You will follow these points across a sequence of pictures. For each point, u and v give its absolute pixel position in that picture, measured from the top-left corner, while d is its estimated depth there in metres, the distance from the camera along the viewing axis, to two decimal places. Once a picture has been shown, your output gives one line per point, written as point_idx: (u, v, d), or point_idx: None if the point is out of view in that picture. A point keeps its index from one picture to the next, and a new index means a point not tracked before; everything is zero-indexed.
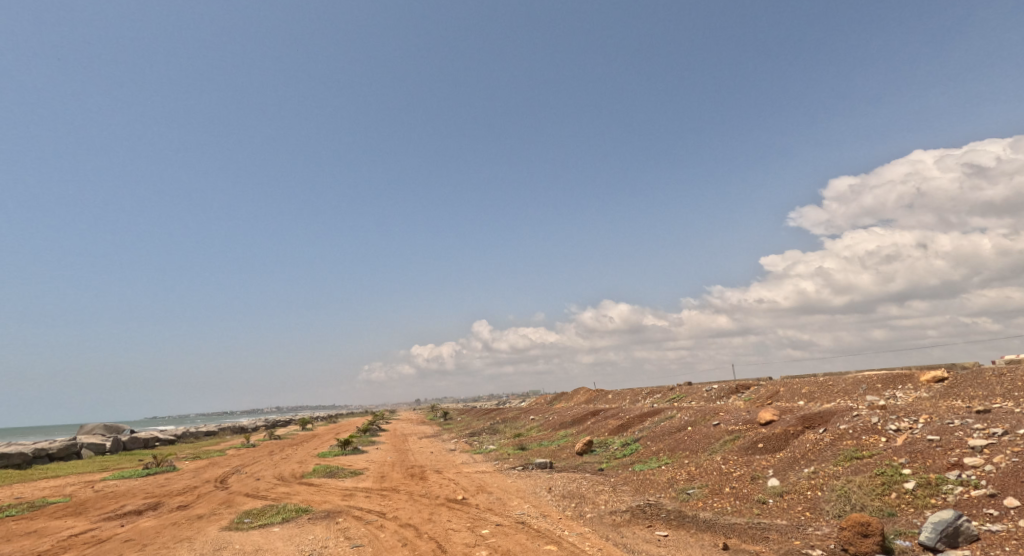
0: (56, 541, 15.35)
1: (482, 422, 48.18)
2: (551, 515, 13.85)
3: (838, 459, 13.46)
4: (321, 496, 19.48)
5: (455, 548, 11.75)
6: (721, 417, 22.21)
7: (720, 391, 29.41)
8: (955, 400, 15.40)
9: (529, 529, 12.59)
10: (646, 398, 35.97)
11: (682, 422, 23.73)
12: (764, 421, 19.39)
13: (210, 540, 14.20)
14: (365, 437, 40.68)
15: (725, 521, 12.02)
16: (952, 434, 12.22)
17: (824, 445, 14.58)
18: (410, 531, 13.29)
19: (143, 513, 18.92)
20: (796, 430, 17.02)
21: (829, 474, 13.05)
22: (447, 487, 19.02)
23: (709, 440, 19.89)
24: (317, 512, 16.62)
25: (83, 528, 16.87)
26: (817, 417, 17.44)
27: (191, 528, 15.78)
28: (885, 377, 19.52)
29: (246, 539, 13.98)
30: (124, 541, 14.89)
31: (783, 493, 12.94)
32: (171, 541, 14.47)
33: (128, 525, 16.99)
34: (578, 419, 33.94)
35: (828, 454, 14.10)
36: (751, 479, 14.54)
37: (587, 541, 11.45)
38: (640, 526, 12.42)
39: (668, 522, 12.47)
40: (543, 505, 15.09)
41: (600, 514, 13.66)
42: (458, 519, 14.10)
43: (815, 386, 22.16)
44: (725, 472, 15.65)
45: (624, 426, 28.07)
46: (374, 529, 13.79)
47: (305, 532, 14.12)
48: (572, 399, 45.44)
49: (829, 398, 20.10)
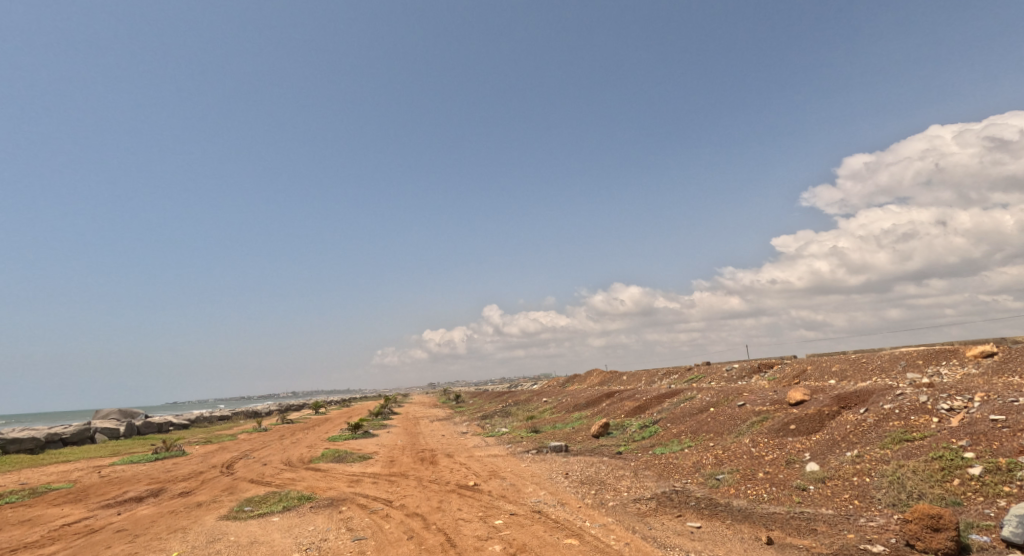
0: (46, 531, 14.46)
1: (493, 404, 47.39)
2: (570, 503, 12.79)
3: (886, 441, 12.23)
4: (327, 482, 18.63)
5: (465, 542, 10.69)
6: (746, 396, 21.05)
7: (742, 371, 28.18)
8: (1011, 377, 14.10)
9: (546, 520, 11.49)
10: (662, 378, 34.96)
11: (704, 402, 22.56)
12: (795, 401, 18.20)
13: (205, 531, 13.26)
14: (377, 420, 40.04)
15: (763, 510, 10.88)
16: (1020, 414, 10.93)
17: (867, 427, 13.33)
18: (417, 522, 12.26)
19: (143, 500, 18.14)
20: (832, 411, 15.83)
21: (876, 458, 11.83)
22: (458, 472, 18.11)
23: (735, 422, 18.77)
24: (321, 500, 15.67)
25: (78, 517, 16.06)
26: (853, 397, 16.24)
27: (188, 518, 14.87)
28: (926, 352, 18.22)
29: (242, 530, 13.01)
30: (115, 531, 13.97)
31: (826, 479, 11.76)
32: (164, 532, 13.54)
33: (123, 513, 16.13)
34: (592, 401, 32.94)
35: (872, 436, 12.87)
36: (786, 464, 13.37)
37: (612, 534, 10.30)
38: (669, 516, 11.27)
39: (700, 511, 11.33)
40: (561, 491, 14.08)
41: (623, 502, 12.55)
42: (470, 508, 13.09)
43: (847, 364, 20.91)
44: (757, 456, 14.50)
45: (641, 408, 26.96)
46: (378, 519, 12.79)
47: (306, 523, 13.17)
48: (585, 382, 44.43)
49: (864, 376, 18.90)
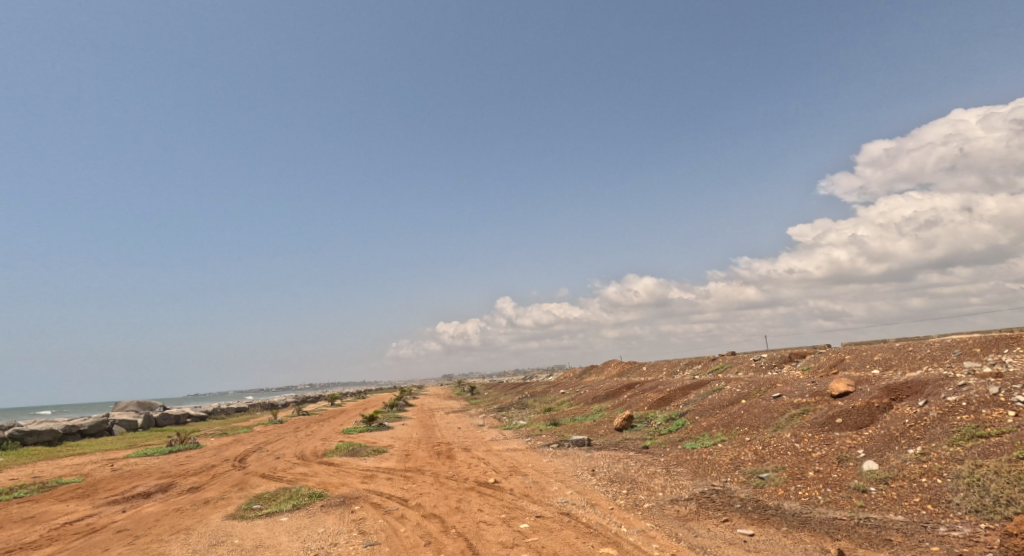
0: (46, 530, 13.66)
1: (510, 396, 46.40)
2: (601, 504, 11.70)
3: (956, 438, 11.04)
4: (339, 478, 17.75)
5: (490, 550, 9.65)
6: (781, 387, 19.79)
7: (772, 360, 26.87)
8: None
9: (577, 524, 10.41)
10: (685, 369, 33.71)
11: (735, 393, 21.32)
12: (838, 392, 16.90)
13: (208, 532, 12.35)
14: (393, 413, 39.26)
15: (822, 515, 9.76)
16: None
17: (930, 421, 12.06)
18: (436, 525, 11.22)
19: (150, 497, 17.35)
20: (883, 403, 14.53)
21: (946, 457, 10.64)
22: (476, 468, 17.11)
23: (771, 415, 17.56)
24: (332, 498, 14.76)
25: (81, 515, 15.29)
26: (905, 388, 14.95)
27: (193, 517, 14.05)
28: (983, 340, 16.80)
29: (247, 532, 12.07)
30: (117, 531, 13.12)
31: (888, 479, 10.54)
32: (166, 532, 12.67)
33: (128, 511, 15.36)
34: (612, 392, 31.78)
35: (938, 432, 11.61)
36: (839, 462, 12.14)
37: (653, 543, 9.26)
38: (714, 520, 10.15)
39: (748, 515, 10.19)
40: (589, 491, 13.00)
41: (660, 504, 11.44)
42: (491, 509, 12.08)
43: (891, 352, 19.53)
44: (803, 453, 13.27)
45: (665, 400, 25.74)
46: (393, 521, 11.79)
47: (315, 524, 12.21)
48: (604, 372, 43.32)
49: (912, 366, 17.56)
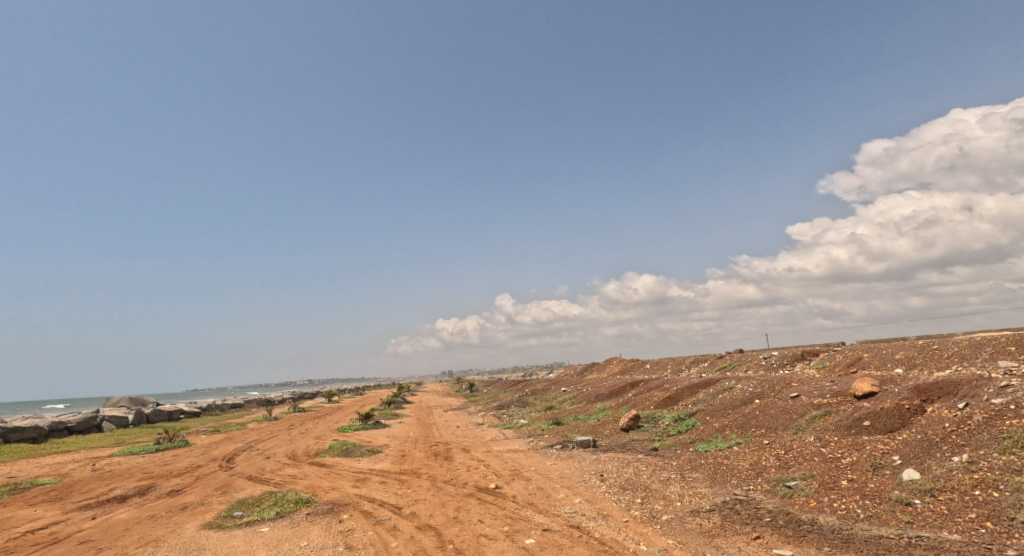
0: (5, 539, 12.53)
1: (510, 394, 45.27)
2: (614, 516, 10.56)
3: (1008, 446, 9.96)
4: (330, 480, 16.61)
5: None
6: (798, 387, 18.71)
7: (783, 358, 25.79)
8: None
9: (589, 540, 9.30)
10: (691, 367, 32.61)
11: (748, 392, 20.22)
12: (862, 393, 15.78)
13: (179, 544, 11.21)
14: (389, 410, 38.27)
15: (867, 532, 8.66)
16: None
17: (974, 426, 10.94)
18: (431, 540, 10.05)
19: (126, 501, 16.23)
20: (914, 405, 13.43)
21: (999, 467, 9.56)
22: (475, 472, 15.95)
23: (790, 416, 16.47)
24: (320, 505, 13.61)
25: (48, 521, 14.16)
26: (936, 388, 13.85)
27: (166, 525, 12.91)
28: (1017, 338, 15.71)
29: (222, 544, 10.93)
30: (80, 543, 11.95)
31: (934, 491, 9.43)
32: (134, 544, 11.53)
33: (99, 518, 14.22)
34: (615, 391, 30.65)
35: (985, 439, 10.51)
36: (874, 470, 11.03)
37: None
38: (744, 537, 9.02)
39: (781, 531, 9.08)
40: (600, 499, 11.88)
41: (680, 516, 10.33)
42: (493, 520, 10.92)
43: (915, 350, 18.41)
44: (832, 459, 12.16)
45: (672, 399, 24.65)
46: (384, 534, 10.63)
47: (298, 536, 11.05)
48: (606, 370, 42.21)
49: (940, 365, 16.47)
